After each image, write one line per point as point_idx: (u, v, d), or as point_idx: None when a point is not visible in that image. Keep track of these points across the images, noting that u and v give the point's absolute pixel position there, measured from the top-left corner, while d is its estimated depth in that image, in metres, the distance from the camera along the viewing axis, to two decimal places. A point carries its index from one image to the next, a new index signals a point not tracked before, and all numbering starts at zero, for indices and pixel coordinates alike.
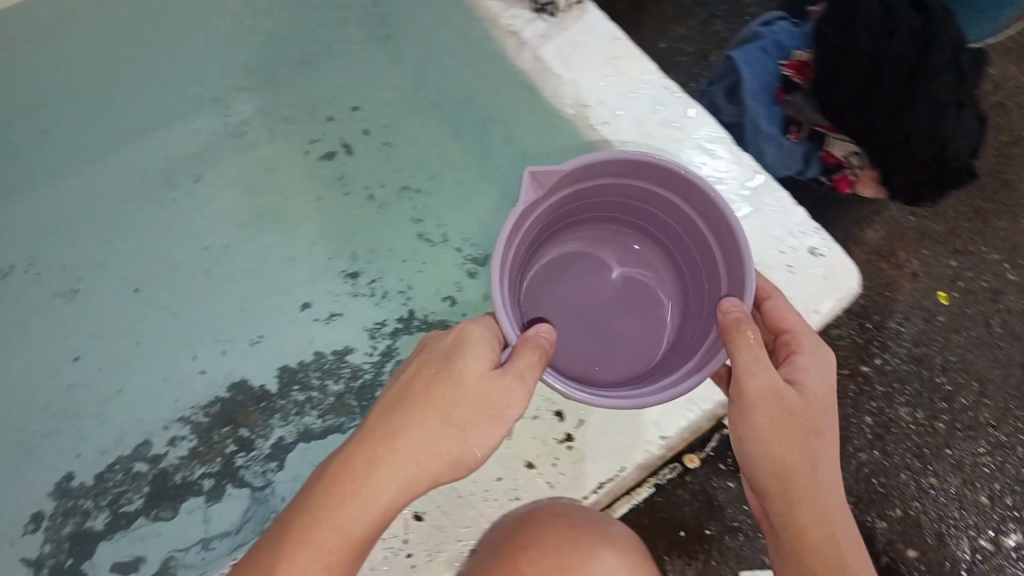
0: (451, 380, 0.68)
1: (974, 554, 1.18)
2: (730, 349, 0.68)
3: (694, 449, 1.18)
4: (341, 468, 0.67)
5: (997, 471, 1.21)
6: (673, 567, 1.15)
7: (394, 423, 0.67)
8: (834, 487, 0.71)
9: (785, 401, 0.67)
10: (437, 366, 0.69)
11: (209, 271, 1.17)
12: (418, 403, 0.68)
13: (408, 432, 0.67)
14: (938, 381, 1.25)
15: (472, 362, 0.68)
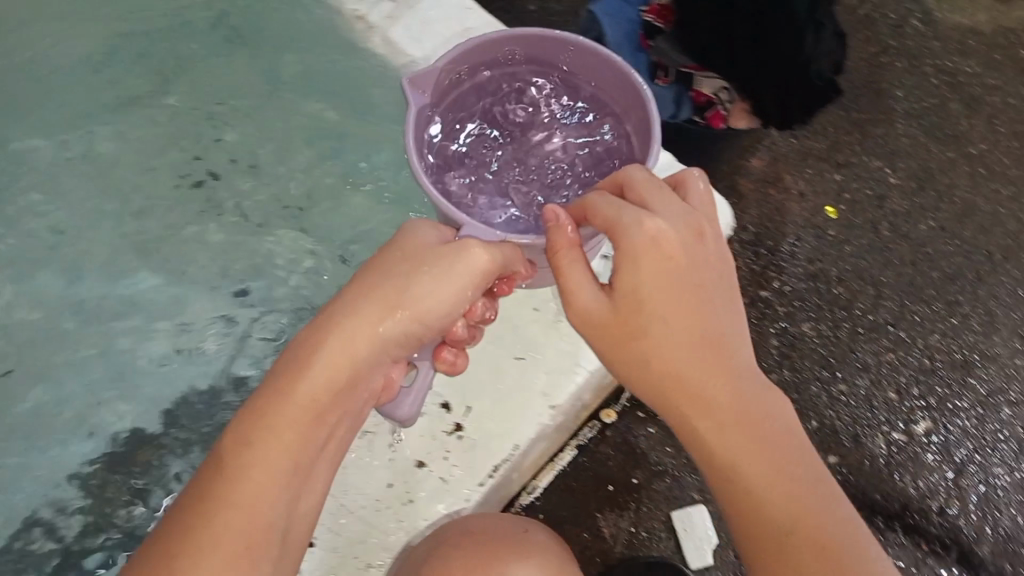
0: (398, 288, 0.72)
1: (888, 446, 1.22)
2: (556, 277, 0.71)
3: (610, 403, 1.20)
4: (275, 413, 0.71)
5: (900, 364, 1.27)
6: (605, 523, 1.15)
7: (308, 384, 0.71)
8: (717, 363, 0.69)
9: (599, 303, 0.70)
10: (372, 282, 0.73)
11: (155, 312, 1.10)
12: (342, 350, 0.72)
13: (351, 363, 0.72)
14: (838, 294, 1.31)
15: (416, 250, 0.73)
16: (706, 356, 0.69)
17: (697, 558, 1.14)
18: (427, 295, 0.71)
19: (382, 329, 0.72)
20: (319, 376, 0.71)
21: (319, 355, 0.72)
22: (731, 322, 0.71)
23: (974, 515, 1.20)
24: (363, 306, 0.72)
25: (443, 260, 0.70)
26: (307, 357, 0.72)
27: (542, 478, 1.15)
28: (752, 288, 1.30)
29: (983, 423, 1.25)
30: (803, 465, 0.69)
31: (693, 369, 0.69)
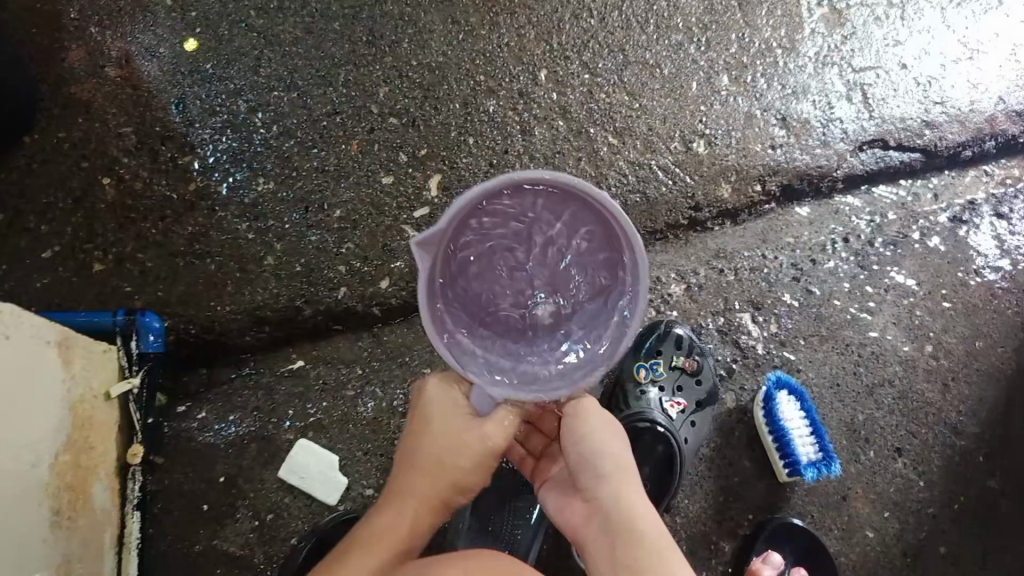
0: (469, 433, 0.75)
1: (418, 227, 1.05)
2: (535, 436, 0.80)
3: (130, 439, 0.94)
4: (383, 543, 0.77)
5: (369, 142, 1.06)
6: (229, 540, 0.96)
7: (391, 525, 0.77)
8: (592, 456, 0.75)
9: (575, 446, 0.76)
10: (428, 433, 0.77)
11: None
12: (409, 494, 0.78)
13: (423, 511, 0.77)
14: (264, 124, 1.05)
15: (445, 398, 0.77)
16: (581, 450, 0.76)
17: (332, 490, 0.98)
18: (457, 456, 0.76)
19: (463, 487, 0.78)
20: (399, 523, 0.77)
21: (405, 511, 0.78)
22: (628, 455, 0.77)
23: None
24: (413, 479, 0.78)
25: (463, 442, 0.75)
26: (395, 505, 0.78)
27: (131, 568, 0.91)
28: (178, 195, 1.02)
29: (481, 132, 1.08)
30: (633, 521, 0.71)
31: (576, 464, 0.76)
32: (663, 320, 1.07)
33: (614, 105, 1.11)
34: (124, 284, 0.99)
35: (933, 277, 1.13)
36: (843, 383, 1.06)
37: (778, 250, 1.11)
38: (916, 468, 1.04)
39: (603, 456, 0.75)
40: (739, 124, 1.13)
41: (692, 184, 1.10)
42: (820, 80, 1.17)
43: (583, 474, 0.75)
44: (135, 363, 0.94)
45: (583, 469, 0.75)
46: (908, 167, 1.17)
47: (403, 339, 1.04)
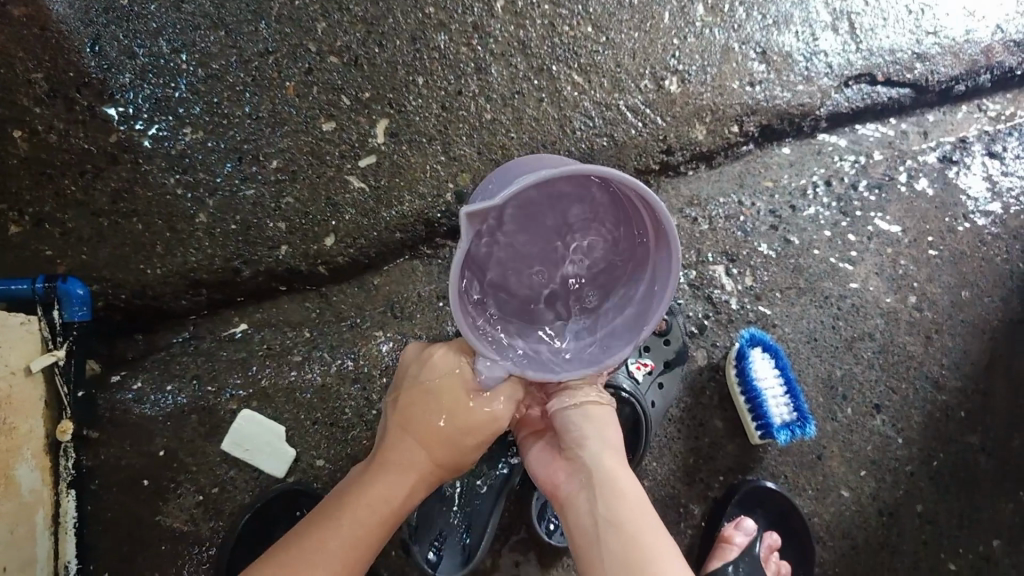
0: (461, 403, 0.74)
1: (364, 178, 0.97)
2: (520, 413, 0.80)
3: (58, 415, 0.87)
4: (365, 518, 0.73)
5: (307, 84, 0.97)
6: (172, 515, 0.90)
7: (388, 486, 0.74)
8: (585, 423, 0.76)
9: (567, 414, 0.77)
10: (419, 402, 0.75)
11: None
12: (401, 458, 0.75)
13: (404, 481, 0.75)
14: (190, 66, 0.95)
15: (439, 365, 0.76)
16: (572, 416, 0.76)
17: (280, 462, 0.92)
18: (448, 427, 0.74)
19: (463, 456, 0.77)
20: (397, 486, 0.74)
21: (399, 474, 0.75)
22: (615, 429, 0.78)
23: (489, 170, 0.99)
24: (408, 444, 0.75)
25: (461, 409, 0.74)
26: (389, 468, 0.75)
27: (68, 549, 0.86)
28: (98, 147, 0.93)
29: (432, 71, 0.99)
30: (623, 488, 0.72)
31: (568, 429, 0.76)
32: None
33: (577, 40, 1.02)
34: (43, 247, 0.91)
35: (920, 223, 1.06)
36: (821, 338, 1.01)
37: (754, 197, 1.04)
38: (895, 425, 0.99)
39: (595, 417, 0.77)
40: (715, 58, 1.04)
41: (663, 125, 1.02)
42: (803, 8, 1.07)
43: (568, 434, 0.76)
44: (58, 334, 0.86)
45: (572, 426, 0.76)
46: (897, 104, 1.08)
47: (353, 299, 0.98)
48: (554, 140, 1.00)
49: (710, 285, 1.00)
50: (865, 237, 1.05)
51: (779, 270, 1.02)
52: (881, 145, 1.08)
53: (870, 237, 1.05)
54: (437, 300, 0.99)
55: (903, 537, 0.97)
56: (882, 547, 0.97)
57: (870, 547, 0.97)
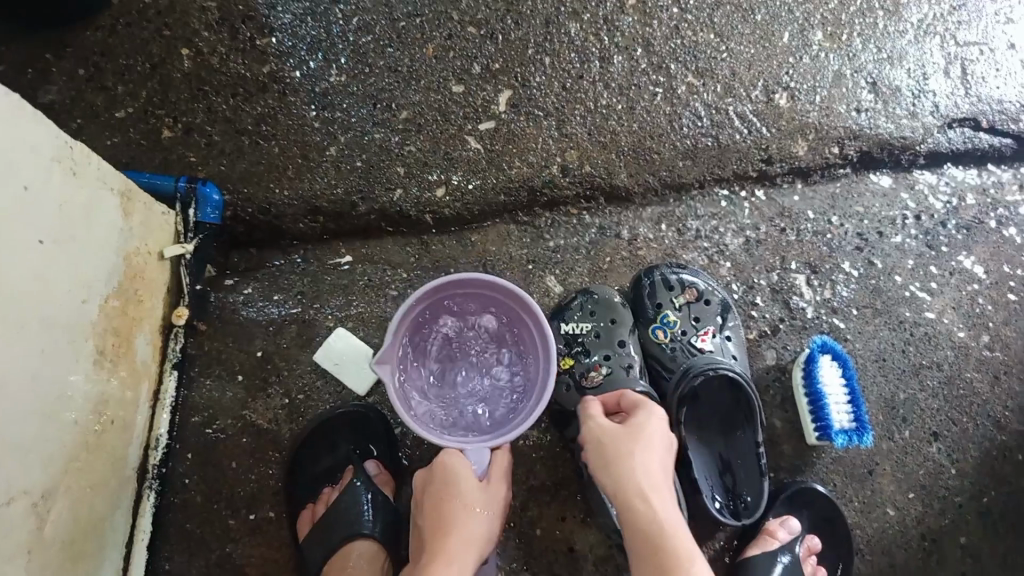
0: (467, 488, 0.79)
1: (481, 139, 1.05)
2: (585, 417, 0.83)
3: (176, 301, 0.96)
4: None
5: (444, 48, 1.06)
6: (258, 413, 0.97)
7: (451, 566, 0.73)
8: (601, 447, 0.77)
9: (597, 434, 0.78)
10: (433, 504, 0.79)
11: None
12: (452, 543, 0.75)
13: (455, 554, 0.75)
14: (343, 15, 1.05)
15: (432, 476, 0.81)
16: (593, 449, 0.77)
17: (365, 382, 0.98)
18: (471, 502, 0.79)
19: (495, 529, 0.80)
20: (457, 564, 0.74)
21: (454, 546, 0.75)
22: (645, 452, 0.75)
23: (597, 150, 1.05)
24: (454, 535, 0.76)
25: (471, 492, 0.79)
26: (445, 553, 0.74)
27: (162, 423, 0.93)
28: (252, 74, 1.03)
29: (559, 53, 1.07)
30: (636, 519, 0.70)
31: (592, 455, 0.77)
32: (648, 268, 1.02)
33: (698, 44, 1.09)
34: (188, 153, 1.01)
35: (1003, 269, 1.08)
36: (890, 359, 1.03)
37: (845, 217, 1.08)
38: (950, 456, 1.01)
39: (610, 443, 0.76)
40: (827, 81, 1.09)
41: (767, 136, 1.07)
42: (918, 49, 1.12)
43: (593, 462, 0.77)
44: (190, 231, 0.96)
45: (595, 454, 0.77)
46: (997, 152, 1.11)
47: (450, 251, 1.04)
48: (661, 133, 1.06)
49: (789, 292, 1.04)
50: (947, 274, 1.07)
51: (858, 291, 1.05)
52: (979, 190, 1.10)
53: (953, 274, 1.07)
54: (527, 263, 1.04)
55: (943, 566, 0.98)
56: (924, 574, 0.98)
57: (910, 570, 0.98)
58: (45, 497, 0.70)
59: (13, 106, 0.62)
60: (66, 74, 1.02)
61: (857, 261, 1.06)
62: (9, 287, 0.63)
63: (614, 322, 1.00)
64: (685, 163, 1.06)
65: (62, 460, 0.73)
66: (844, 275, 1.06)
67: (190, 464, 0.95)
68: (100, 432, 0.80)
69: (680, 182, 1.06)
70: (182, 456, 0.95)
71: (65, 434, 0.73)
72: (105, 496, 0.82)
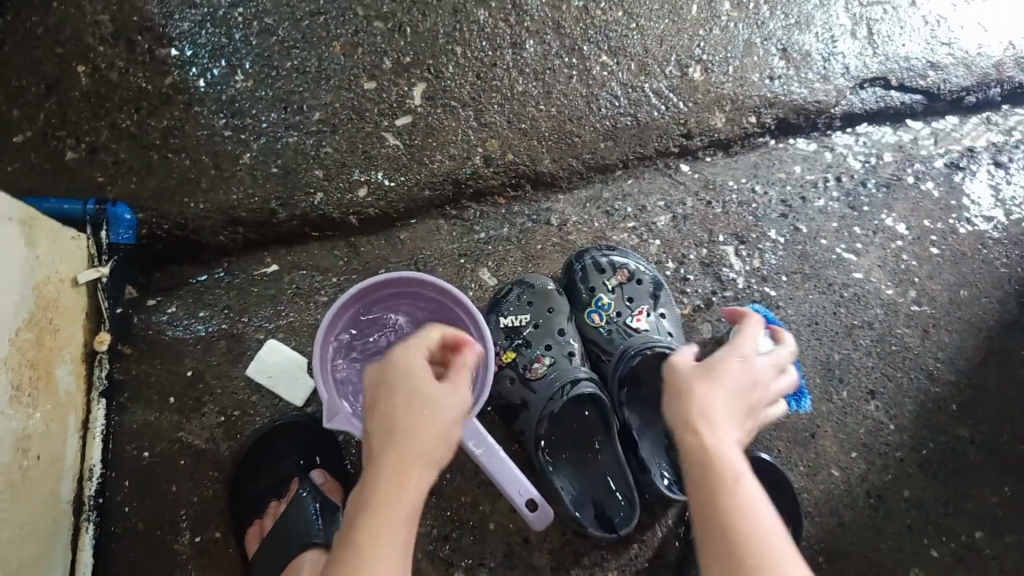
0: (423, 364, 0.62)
1: (399, 136, 1.03)
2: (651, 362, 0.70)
3: (97, 327, 0.93)
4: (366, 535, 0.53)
5: (353, 45, 1.04)
6: (195, 434, 0.94)
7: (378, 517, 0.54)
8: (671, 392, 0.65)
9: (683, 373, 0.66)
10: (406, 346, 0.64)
11: None
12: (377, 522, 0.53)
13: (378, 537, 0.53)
14: (245, 20, 1.02)
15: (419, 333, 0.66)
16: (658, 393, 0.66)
17: (299, 393, 0.97)
18: (406, 442, 0.57)
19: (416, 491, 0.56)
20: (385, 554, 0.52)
21: (417, 422, 0.58)
22: (729, 397, 0.64)
23: (517, 138, 1.05)
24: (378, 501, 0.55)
25: (422, 365, 0.61)
26: (377, 511, 0.54)
27: (94, 452, 0.90)
28: (154, 87, 1.00)
29: (469, 42, 1.06)
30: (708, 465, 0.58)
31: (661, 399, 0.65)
32: (580, 251, 1.02)
33: (609, 23, 1.08)
34: (96, 174, 0.97)
35: (924, 224, 1.11)
36: (822, 321, 1.05)
37: (768, 185, 1.09)
38: (888, 411, 1.03)
39: (682, 381, 0.65)
40: (738, 52, 1.10)
41: (685, 110, 1.07)
42: (824, 13, 1.13)
43: (666, 401, 0.66)
44: (104, 253, 0.93)
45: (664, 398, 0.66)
46: (909, 109, 1.13)
47: (380, 251, 1.02)
48: (580, 115, 1.06)
49: (719, 264, 1.05)
50: (870, 233, 1.09)
51: (786, 256, 1.07)
52: (894, 148, 1.12)
53: (876, 232, 1.09)
54: (457, 257, 1.03)
55: (889, 520, 1.00)
56: (872, 529, 0.99)
57: (858, 525, 0.99)
58: None
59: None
60: None
61: (783, 227, 1.08)
62: None
63: (551, 311, 0.99)
64: (606, 144, 1.06)
65: None
66: (771, 243, 1.07)
67: (129, 491, 0.92)
68: (25, 471, 0.78)
69: (603, 163, 1.06)
70: (119, 484, 0.92)
71: None
72: (37, 535, 0.80)
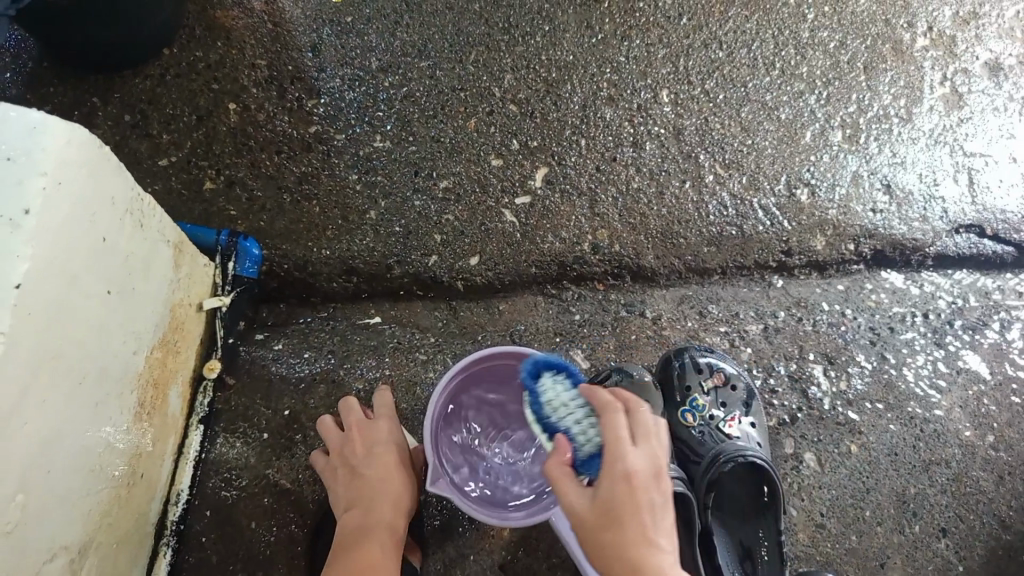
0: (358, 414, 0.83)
1: (517, 213, 1.07)
2: None
3: (207, 355, 0.95)
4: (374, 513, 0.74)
5: (486, 123, 1.10)
6: (281, 473, 0.94)
7: (383, 497, 0.76)
8: None
9: None
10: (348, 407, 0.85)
11: None
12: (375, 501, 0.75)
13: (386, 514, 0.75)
14: (391, 84, 1.10)
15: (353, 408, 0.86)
16: None
17: None
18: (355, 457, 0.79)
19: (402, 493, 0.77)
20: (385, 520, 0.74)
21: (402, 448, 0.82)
22: None
23: (626, 231, 1.09)
24: (380, 488, 0.76)
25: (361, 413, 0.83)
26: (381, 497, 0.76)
27: (183, 478, 0.91)
28: (297, 133, 1.06)
29: (594, 136, 1.12)
30: None
31: None
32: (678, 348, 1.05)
33: (726, 138, 1.14)
34: (229, 207, 1.02)
35: (1006, 371, 1.13)
36: (901, 453, 1.06)
37: (859, 312, 1.12)
38: (958, 552, 1.03)
39: None
40: (845, 181, 1.15)
41: (789, 229, 1.12)
42: (929, 157, 1.19)
43: None
44: (228, 284, 0.95)
45: None
46: (1000, 259, 1.17)
47: (478, 318, 1.04)
48: (688, 219, 1.10)
49: (805, 382, 1.07)
50: (953, 372, 1.11)
51: (869, 383, 1.09)
52: (982, 293, 1.16)
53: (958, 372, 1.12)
54: (554, 335, 1.05)
55: None
56: None
57: None
58: (80, 555, 0.68)
59: (103, 157, 0.64)
60: (111, 119, 1.03)
61: (869, 354, 1.10)
62: (78, 338, 0.63)
63: (646, 404, 1.00)
64: (709, 250, 1.10)
65: (97, 516, 0.71)
66: (857, 367, 1.09)
67: (208, 523, 0.91)
68: (131, 488, 0.78)
69: (704, 267, 1.10)
70: (200, 512, 0.92)
71: (103, 491, 0.72)
72: (126, 554, 0.80)
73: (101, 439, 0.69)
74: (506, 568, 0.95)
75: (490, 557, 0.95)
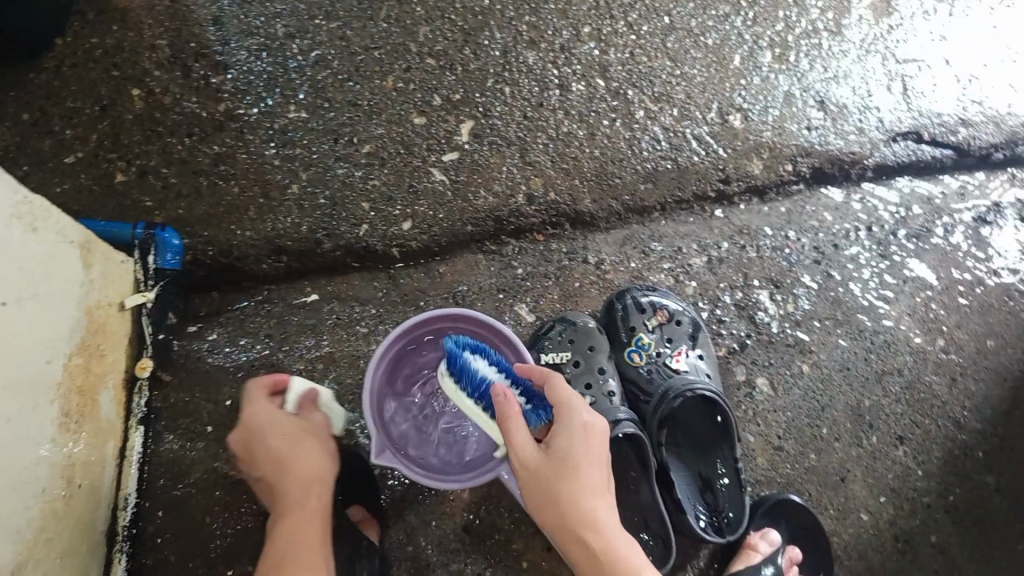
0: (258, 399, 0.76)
1: (446, 171, 1.04)
2: None
3: (138, 354, 0.93)
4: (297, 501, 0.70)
5: (404, 81, 1.06)
6: (230, 463, 0.93)
7: (305, 479, 0.71)
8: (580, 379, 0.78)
9: None
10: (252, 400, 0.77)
11: None
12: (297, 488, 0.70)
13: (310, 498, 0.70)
14: (300, 51, 1.05)
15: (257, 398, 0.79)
16: None
17: None
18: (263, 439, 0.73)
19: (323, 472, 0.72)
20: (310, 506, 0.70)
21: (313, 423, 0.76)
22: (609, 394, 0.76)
23: (560, 177, 1.06)
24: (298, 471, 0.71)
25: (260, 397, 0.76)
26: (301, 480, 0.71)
27: (130, 482, 0.89)
28: (207, 113, 1.01)
29: (518, 82, 1.08)
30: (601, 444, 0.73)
31: None
32: (623, 291, 1.04)
33: (654, 70, 1.11)
34: (144, 198, 0.98)
35: (952, 275, 1.13)
36: (854, 368, 1.07)
37: (802, 232, 1.11)
38: (916, 458, 1.04)
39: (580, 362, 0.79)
40: (778, 101, 1.13)
41: (724, 156, 1.10)
42: (862, 67, 1.16)
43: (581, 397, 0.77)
44: (150, 279, 0.93)
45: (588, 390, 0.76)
46: (939, 163, 1.16)
47: (418, 283, 1.02)
48: (622, 158, 1.08)
49: (752, 309, 1.07)
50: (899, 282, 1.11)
51: (818, 302, 1.09)
52: (924, 199, 1.15)
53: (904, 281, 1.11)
54: (496, 292, 1.03)
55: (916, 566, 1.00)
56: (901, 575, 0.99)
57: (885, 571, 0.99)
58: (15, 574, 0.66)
59: None
60: (9, 119, 0.99)
61: (815, 273, 1.10)
62: None
63: (591, 348, 1.00)
64: (645, 187, 1.08)
65: (31, 532, 0.69)
66: (804, 288, 1.09)
67: (162, 522, 0.91)
68: (68, 499, 0.77)
69: (642, 205, 1.08)
70: (153, 512, 0.91)
71: (34, 506, 0.70)
72: (74, 564, 0.78)
73: (21, 455, 0.67)
74: (469, 529, 0.95)
75: (451, 520, 0.95)
